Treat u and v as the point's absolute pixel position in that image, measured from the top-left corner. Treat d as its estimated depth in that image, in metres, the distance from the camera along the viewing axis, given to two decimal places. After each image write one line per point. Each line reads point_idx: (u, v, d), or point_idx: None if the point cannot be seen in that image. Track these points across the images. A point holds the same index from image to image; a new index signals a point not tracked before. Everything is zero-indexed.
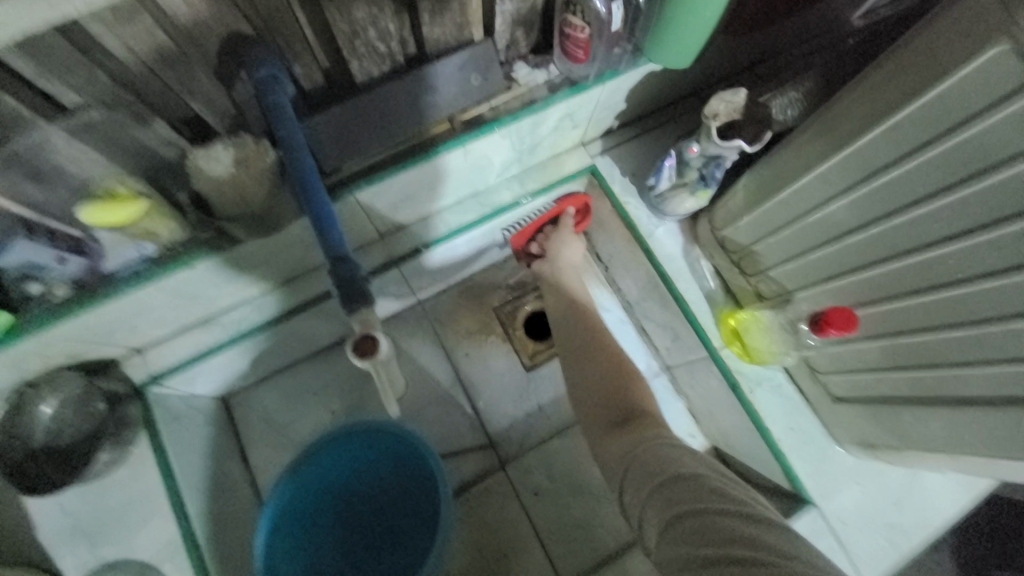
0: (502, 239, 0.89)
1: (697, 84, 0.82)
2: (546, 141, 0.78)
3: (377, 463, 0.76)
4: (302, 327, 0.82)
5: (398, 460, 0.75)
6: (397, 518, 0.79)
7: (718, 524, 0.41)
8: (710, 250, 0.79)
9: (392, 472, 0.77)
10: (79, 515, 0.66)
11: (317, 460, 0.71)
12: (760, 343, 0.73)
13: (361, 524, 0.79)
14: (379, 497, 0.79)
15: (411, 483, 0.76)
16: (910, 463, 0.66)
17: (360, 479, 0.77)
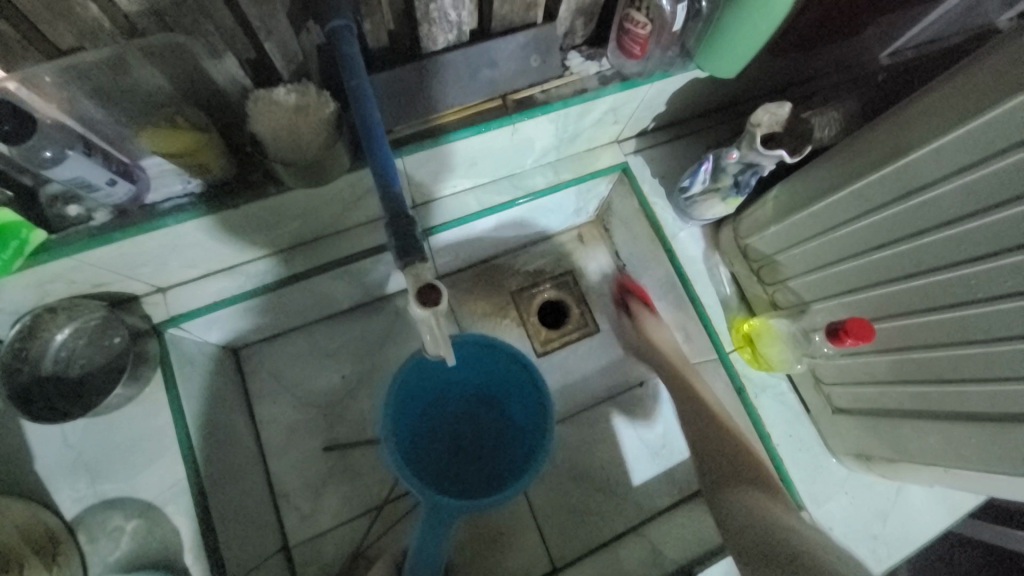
0: (550, 222, 0.93)
1: (734, 97, 0.85)
2: (587, 132, 0.80)
3: (469, 371, 0.77)
4: (324, 289, 0.81)
5: (492, 376, 0.78)
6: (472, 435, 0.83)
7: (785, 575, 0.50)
8: (729, 256, 0.82)
9: (479, 381, 0.79)
10: (83, 447, 0.64)
11: (426, 367, 0.71)
12: (770, 351, 0.76)
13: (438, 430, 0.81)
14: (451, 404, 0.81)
15: (498, 392, 0.80)
16: (902, 476, 0.69)
17: (447, 385, 0.78)
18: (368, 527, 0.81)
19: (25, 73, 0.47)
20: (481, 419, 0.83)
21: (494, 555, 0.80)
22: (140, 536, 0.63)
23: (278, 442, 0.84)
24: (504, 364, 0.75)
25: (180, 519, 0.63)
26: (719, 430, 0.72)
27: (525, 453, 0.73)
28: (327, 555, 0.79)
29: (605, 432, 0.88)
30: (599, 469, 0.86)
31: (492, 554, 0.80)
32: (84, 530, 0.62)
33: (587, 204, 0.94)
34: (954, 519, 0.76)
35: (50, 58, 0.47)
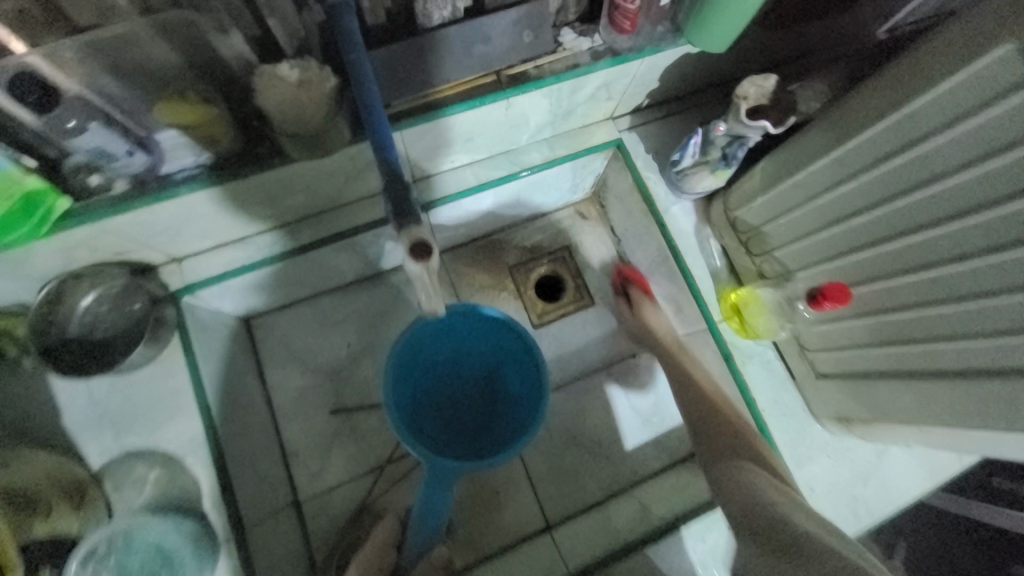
0: (546, 198, 0.96)
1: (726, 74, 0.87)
2: (581, 108, 0.82)
3: (474, 342, 0.80)
4: (329, 263, 0.85)
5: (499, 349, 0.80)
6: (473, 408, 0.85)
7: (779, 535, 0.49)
8: (719, 229, 0.85)
9: (486, 354, 0.82)
10: (108, 404, 0.69)
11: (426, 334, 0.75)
12: (757, 319, 0.78)
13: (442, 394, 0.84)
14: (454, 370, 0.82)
15: (504, 366, 0.82)
16: (880, 437, 0.71)
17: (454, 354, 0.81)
18: (373, 484, 0.86)
19: (49, 52, 0.49)
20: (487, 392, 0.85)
21: (491, 512, 0.85)
22: (161, 485, 0.68)
23: (287, 406, 0.89)
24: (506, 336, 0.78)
25: (198, 470, 0.68)
26: (712, 405, 0.73)
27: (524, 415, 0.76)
28: (335, 510, 0.84)
29: (598, 399, 0.92)
30: (592, 434, 0.90)
31: (488, 511, 0.85)
32: (109, 479, 0.67)
33: (583, 180, 0.96)
34: (933, 484, 0.79)
35: (69, 36, 0.50)
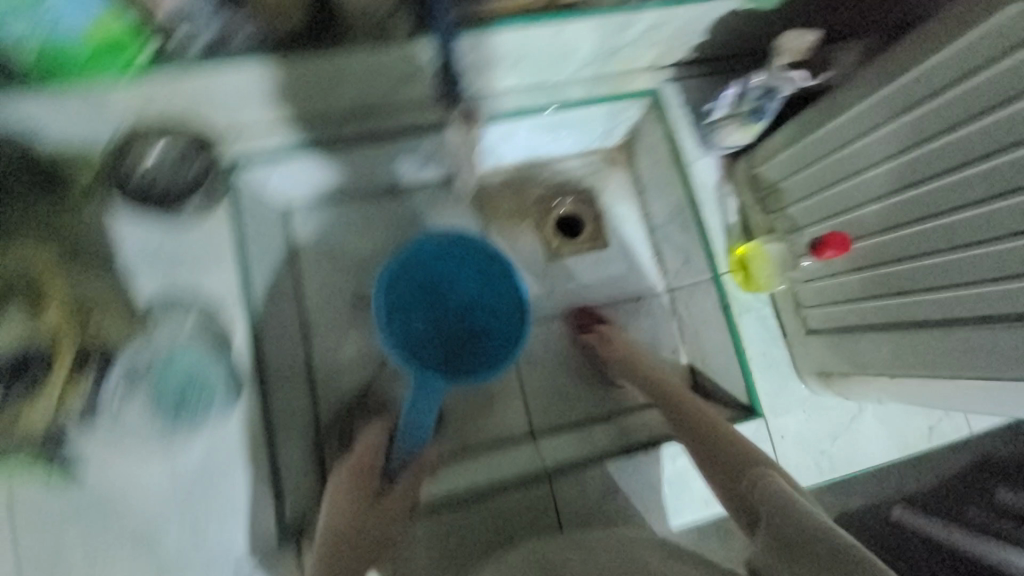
0: (578, 140, 1.00)
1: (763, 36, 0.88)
2: (626, 50, 0.85)
3: (470, 275, 0.68)
4: (368, 164, 0.90)
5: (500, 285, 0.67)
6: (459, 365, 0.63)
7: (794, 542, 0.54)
8: (739, 187, 0.88)
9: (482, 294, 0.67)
10: (156, 249, 0.76)
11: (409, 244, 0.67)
12: (760, 273, 0.82)
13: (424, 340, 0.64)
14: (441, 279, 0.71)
15: (503, 309, 0.67)
16: (855, 393, 0.77)
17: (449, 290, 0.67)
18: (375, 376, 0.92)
19: None
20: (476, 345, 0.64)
21: (483, 416, 0.92)
22: (198, 326, 0.74)
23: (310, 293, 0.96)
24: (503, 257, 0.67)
25: (232, 320, 0.76)
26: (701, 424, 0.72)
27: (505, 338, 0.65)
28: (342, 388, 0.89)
29: (598, 332, 0.98)
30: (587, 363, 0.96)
31: (481, 415, 0.92)
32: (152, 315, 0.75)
33: (616, 128, 0.99)
34: (900, 455, 0.85)
35: None
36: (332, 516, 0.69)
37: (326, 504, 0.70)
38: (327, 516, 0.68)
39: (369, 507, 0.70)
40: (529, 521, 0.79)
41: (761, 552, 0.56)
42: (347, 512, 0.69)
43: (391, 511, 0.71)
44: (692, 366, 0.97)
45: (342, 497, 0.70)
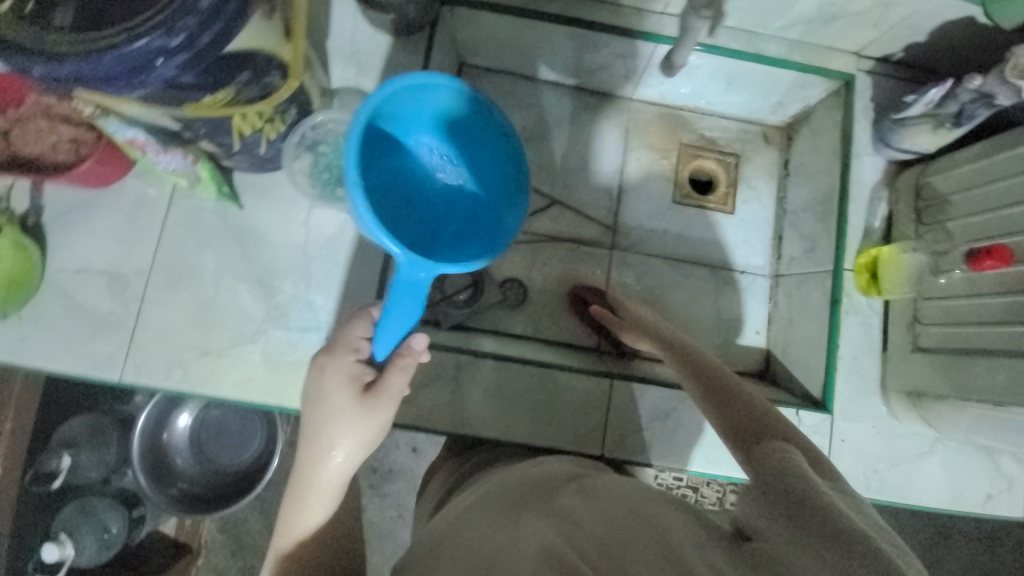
0: (748, 102, 1.00)
1: (990, 46, 0.84)
2: (844, 21, 0.83)
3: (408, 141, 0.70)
4: (551, 49, 0.92)
5: (414, 137, 0.70)
6: (424, 226, 0.69)
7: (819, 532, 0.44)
8: (897, 196, 0.86)
9: (397, 149, 0.70)
10: (356, 49, 0.83)
11: (375, 126, 0.64)
12: (890, 279, 0.81)
13: (385, 208, 0.65)
14: (394, 177, 0.70)
15: (398, 152, 0.70)
16: (943, 418, 0.76)
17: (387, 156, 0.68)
18: None
19: None
20: (426, 211, 0.71)
21: (561, 315, 0.96)
22: None
23: None
24: (438, 122, 0.70)
25: None
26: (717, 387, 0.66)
27: (502, 210, 0.70)
28: None
29: (692, 286, 1.00)
30: (671, 308, 0.98)
31: (558, 313, 0.96)
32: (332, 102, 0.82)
33: (790, 103, 0.98)
34: (950, 506, 0.83)
35: None
36: (337, 440, 0.61)
37: (322, 432, 0.61)
38: (330, 435, 0.61)
39: (366, 418, 0.61)
40: (580, 413, 0.81)
41: (750, 506, 0.50)
42: (351, 432, 0.61)
43: (395, 408, 0.63)
44: (770, 352, 0.97)
45: (340, 417, 0.61)
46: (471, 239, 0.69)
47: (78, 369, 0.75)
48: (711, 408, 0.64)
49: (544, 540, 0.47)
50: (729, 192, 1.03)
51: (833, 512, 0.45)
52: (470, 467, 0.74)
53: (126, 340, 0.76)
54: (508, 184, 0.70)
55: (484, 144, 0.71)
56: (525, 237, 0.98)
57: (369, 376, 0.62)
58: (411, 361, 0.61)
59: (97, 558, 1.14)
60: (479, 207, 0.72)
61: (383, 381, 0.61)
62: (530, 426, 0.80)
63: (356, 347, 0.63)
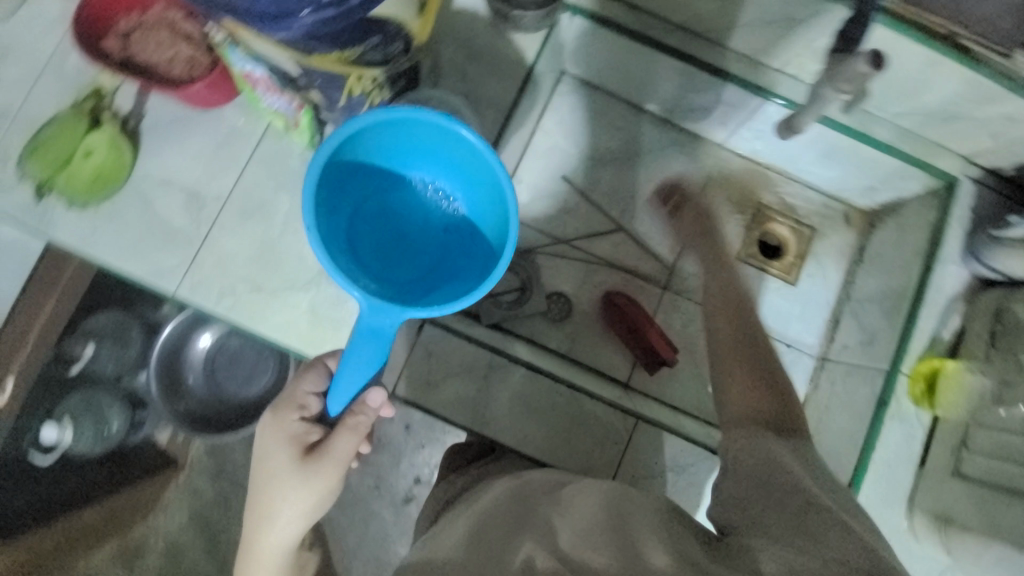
0: (840, 179, 0.97)
1: None
2: (965, 124, 0.79)
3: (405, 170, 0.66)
4: (656, 78, 0.90)
5: (412, 166, 0.66)
6: (411, 262, 0.66)
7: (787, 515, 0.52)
8: (974, 313, 0.82)
9: (396, 179, 0.67)
10: (471, 37, 0.84)
11: (352, 160, 0.61)
12: (948, 393, 0.79)
13: (366, 244, 0.64)
14: (392, 210, 0.68)
15: (397, 181, 0.67)
16: (967, 554, 0.74)
17: (379, 189, 0.66)
18: (538, 251, 0.96)
19: None
20: (419, 244, 0.68)
21: (598, 341, 0.95)
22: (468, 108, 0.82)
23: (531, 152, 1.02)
24: (437, 149, 0.64)
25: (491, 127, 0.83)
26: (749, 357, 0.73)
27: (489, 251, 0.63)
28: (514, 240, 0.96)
29: None
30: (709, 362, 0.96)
31: (596, 338, 0.95)
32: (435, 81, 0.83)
33: (883, 190, 0.95)
34: None
35: None
36: (280, 503, 0.62)
37: (263, 495, 0.63)
38: (274, 497, 0.62)
39: (305, 483, 0.61)
40: (597, 443, 0.80)
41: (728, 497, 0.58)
42: (294, 496, 0.61)
43: (341, 470, 0.62)
44: None
45: (282, 481, 0.61)
46: (454, 280, 0.63)
47: (139, 274, 0.78)
48: (744, 371, 0.71)
49: (526, 555, 0.51)
50: (795, 263, 1.01)
51: (802, 501, 0.53)
52: (466, 478, 0.76)
53: (188, 258, 0.78)
54: (495, 223, 0.63)
55: (470, 175, 0.64)
56: (582, 255, 0.98)
57: (313, 437, 0.63)
58: (362, 421, 0.60)
59: (88, 450, 1.18)
60: (469, 245, 0.66)
61: (327, 444, 0.61)
62: (544, 441, 0.80)
63: (303, 403, 0.64)
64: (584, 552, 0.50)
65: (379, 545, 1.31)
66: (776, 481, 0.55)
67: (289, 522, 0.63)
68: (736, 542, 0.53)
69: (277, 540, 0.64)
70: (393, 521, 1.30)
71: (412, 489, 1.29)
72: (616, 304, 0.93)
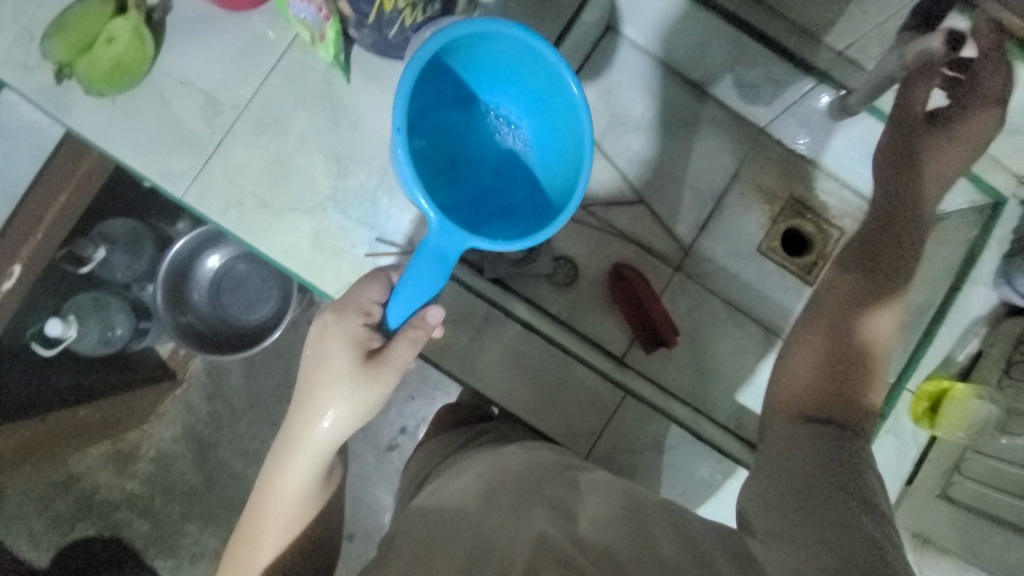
0: None
1: None
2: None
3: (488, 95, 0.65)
4: (707, 46, 0.85)
5: (496, 93, 0.65)
6: (475, 189, 0.64)
7: (838, 545, 0.52)
8: (995, 339, 0.79)
9: (477, 103, 0.65)
10: None
11: (442, 66, 0.59)
12: (952, 416, 0.76)
13: (434, 160, 0.62)
14: (465, 133, 0.66)
15: (478, 104, 0.65)
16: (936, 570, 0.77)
17: (457, 108, 0.64)
18: None
19: None
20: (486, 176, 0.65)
21: (600, 312, 0.92)
22: None
23: None
24: (528, 82, 0.61)
25: None
26: (849, 356, 0.66)
27: (550, 189, 0.61)
28: None
29: (740, 339, 0.95)
30: (709, 352, 0.93)
31: (598, 310, 0.92)
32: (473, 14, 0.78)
33: None
34: None
35: None
36: (331, 402, 0.60)
37: (316, 397, 0.61)
38: (328, 396, 0.60)
39: (363, 388, 0.60)
40: (582, 409, 0.80)
41: (763, 510, 0.58)
42: (351, 396, 0.60)
43: (396, 377, 0.61)
44: None
45: (339, 382, 0.60)
46: (515, 219, 0.61)
47: (149, 172, 0.77)
48: (824, 366, 0.66)
49: (541, 531, 0.50)
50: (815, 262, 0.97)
51: (861, 530, 0.53)
52: (464, 437, 0.79)
53: (199, 164, 0.77)
54: (562, 161, 0.61)
55: (553, 116, 0.62)
56: (594, 223, 0.94)
57: (375, 343, 0.61)
58: (421, 334, 0.59)
59: (91, 350, 1.17)
60: (531, 182, 0.64)
61: (387, 351, 0.59)
62: (527, 399, 0.79)
63: (367, 310, 0.61)
64: (601, 541, 0.50)
65: (357, 485, 1.33)
66: (832, 509, 0.55)
67: (341, 422, 0.61)
68: (747, 550, 0.54)
69: (322, 440, 0.62)
70: (375, 464, 1.32)
71: (396, 436, 1.31)
72: (623, 275, 0.91)
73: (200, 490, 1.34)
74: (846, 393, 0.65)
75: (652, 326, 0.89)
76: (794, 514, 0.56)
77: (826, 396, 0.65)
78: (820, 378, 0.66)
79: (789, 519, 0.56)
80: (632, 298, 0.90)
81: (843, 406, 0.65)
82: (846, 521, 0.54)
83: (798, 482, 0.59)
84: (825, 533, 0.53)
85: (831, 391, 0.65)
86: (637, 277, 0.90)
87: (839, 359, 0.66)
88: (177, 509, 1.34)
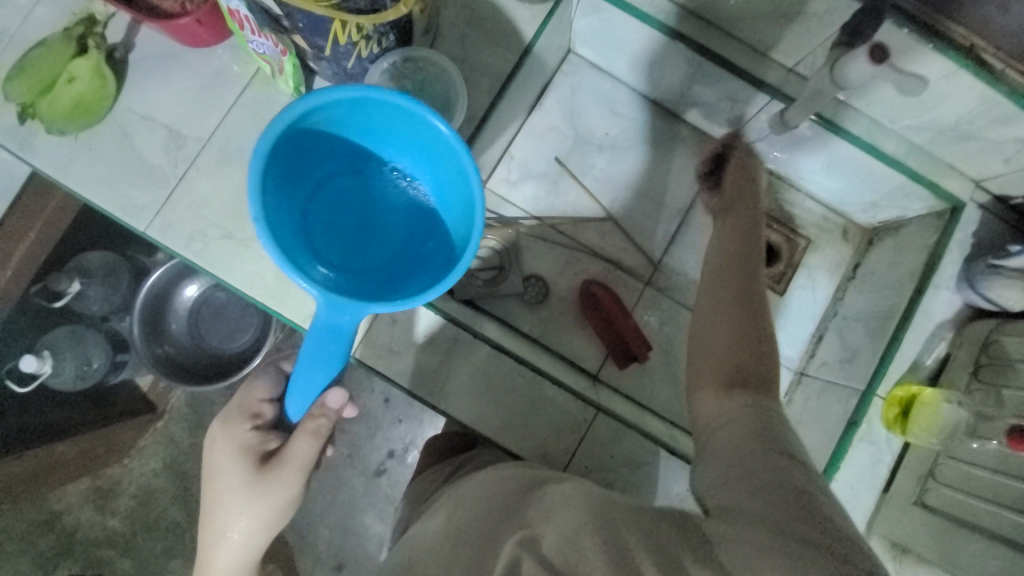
0: (840, 190, 0.93)
1: None
2: (976, 146, 0.75)
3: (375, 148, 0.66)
4: (662, 65, 0.87)
5: (381, 146, 0.66)
6: (379, 247, 0.68)
7: (784, 516, 0.47)
8: (961, 342, 0.79)
9: (367, 160, 0.67)
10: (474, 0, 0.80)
11: (309, 138, 0.61)
12: (925, 421, 0.76)
13: (329, 231, 0.66)
14: (362, 192, 0.69)
15: (370, 160, 0.68)
16: None
17: (347, 173, 0.67)
18: (519, 230, 0.94)
19: None
20: (388, 230, 0.68)
21: (573, 328, 0.93)
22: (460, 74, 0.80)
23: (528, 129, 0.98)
24: (405, 132, 0.62)
25: (483, 95, 0.80)
26: (745, 313, 0.67)
27: (451, 234, 0.64)
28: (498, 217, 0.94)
29: None
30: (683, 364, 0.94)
31: (571, 326, 0.93)
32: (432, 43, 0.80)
33: (884, 208, 0.91)
34: None
35: None
36: (235, 514, 0.65)
37: (226, 505, 0.66)
38: (228, 508, 0.65)
39: (264, 489, 0.66)
40: (556, 428, 0.79)
41: (711, 483, 0.55)
42: (251, 503, 0.65)
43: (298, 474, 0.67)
44: None
45: (237, 492, 0.66)
46: (419, 272, 0.64)
47: (111, 207, 0.77)
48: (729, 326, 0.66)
49: (510, 557, 0.49)
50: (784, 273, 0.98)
51: (805, 498, 0.49)
52: (446, 472, 0.78)
53: (162, 197, 0.77)
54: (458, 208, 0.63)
55: (437, 159, 0.63)
56: (564, 241, 0.95)
57: (271, 445, 0.69)
58: (320, 425, 0.66)
59: (69, 386, 1.15)
60: (433, 228, 0.67)
61: (284, 451, 0.66)
62: (499, 421, 0.79)
63: (257, 413, 0.71)
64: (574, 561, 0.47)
65: (345, 513, 1.30)
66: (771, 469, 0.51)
67: (247, 529, 0.66)
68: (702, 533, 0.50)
69: (233, 551, 0.66)
70: (363, 491, 1.29)
71: (384, 461, 1.28)
72: (594, 293, 0.91)
73: (182, 525, 1.31)
74: (746, 357, 0.63)
75: (624, 343, 0.89)
76: (738, 486, 0.51)
77: (736, 355, 0.64)
78: (732, 336, 0.65)
79: (732, 493, 0.52)
80: (603, 315, 0.90)
81: (754, 366, 0.63)
82: (789, 489, 0.49)
83: (734, 446, 0.55)
84: (768, 503, 0.49)
85: (733, 355, 0.64)
86: (607, 295, 0.90)
87: (736, 317, 0.67)
88: (159, 546, 1.30)
